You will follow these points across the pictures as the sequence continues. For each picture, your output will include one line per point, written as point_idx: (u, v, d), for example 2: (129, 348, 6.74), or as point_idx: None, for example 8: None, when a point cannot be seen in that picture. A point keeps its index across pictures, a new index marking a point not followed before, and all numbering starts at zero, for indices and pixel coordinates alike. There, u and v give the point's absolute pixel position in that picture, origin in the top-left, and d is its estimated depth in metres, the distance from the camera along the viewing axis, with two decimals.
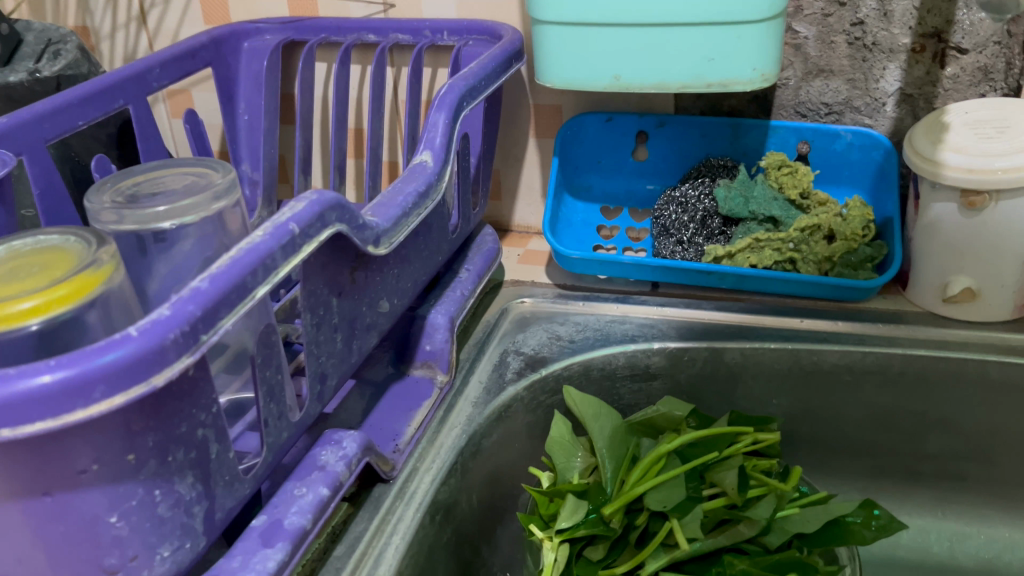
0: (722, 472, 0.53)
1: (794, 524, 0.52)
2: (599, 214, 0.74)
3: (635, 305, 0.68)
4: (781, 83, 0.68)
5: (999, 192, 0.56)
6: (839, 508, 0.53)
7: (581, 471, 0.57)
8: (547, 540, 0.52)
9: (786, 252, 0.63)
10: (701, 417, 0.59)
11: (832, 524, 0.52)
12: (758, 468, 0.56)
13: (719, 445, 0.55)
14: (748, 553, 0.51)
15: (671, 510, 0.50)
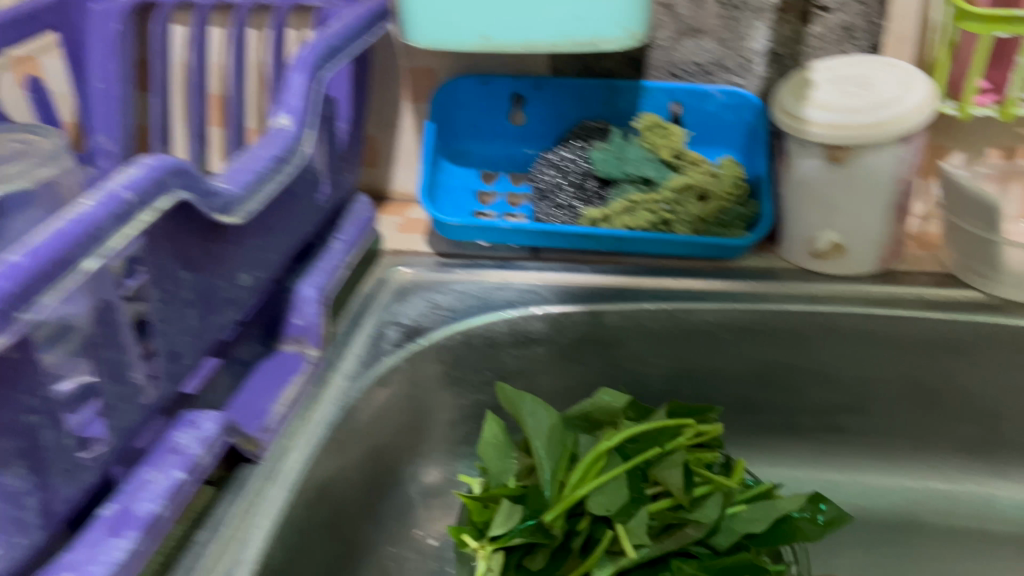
0: (666, 470, 0.51)
1: (741, 524, 0.51)
2: (478, 179, 0.71)
3: (516, 271, 0.67)
4: (654, 44, 0.68)
5: (861, 147, 0.57)
6: (785, 504, 0.52)
7: (518, 473, 0.55)
8: (480, 548, 0.51)
9: (661, 212, 0.64)
10: (640, 407, 0.58)
11: (778, 522, 0.52)
12: (701, 463, 0.54)
13: (661, 439, 0.53)
14: (697, 557, 0.50)
15: (615, 514, 0.49)
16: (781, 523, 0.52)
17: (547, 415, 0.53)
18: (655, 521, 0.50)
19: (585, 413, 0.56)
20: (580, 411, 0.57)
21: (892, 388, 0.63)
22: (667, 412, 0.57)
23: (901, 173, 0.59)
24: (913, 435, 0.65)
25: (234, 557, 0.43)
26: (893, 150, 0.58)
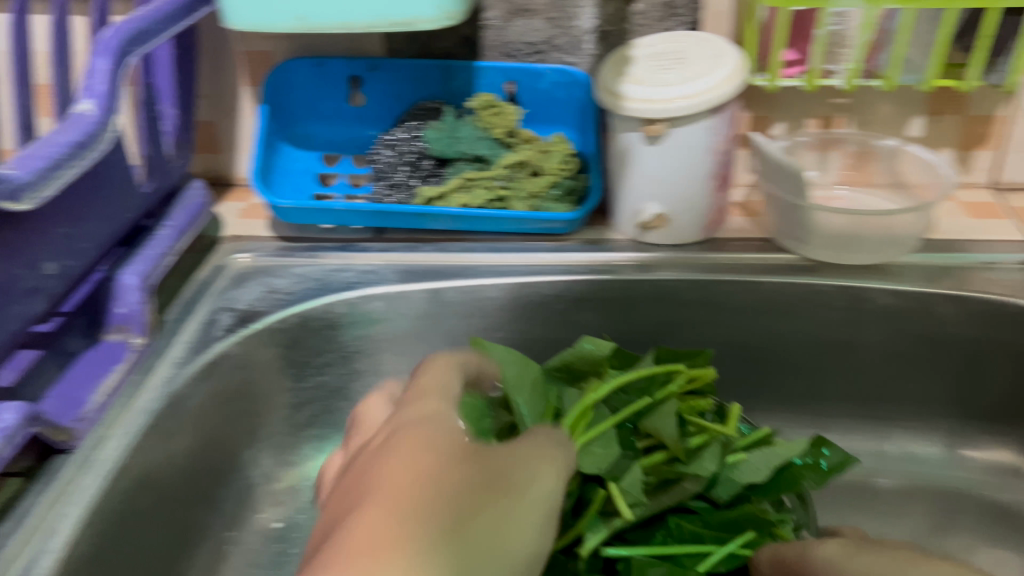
0: (659, 420, 0.50)
1: (741, 474, 0.53)
2: (320, 161, 0.71)
3: (356, 253, 0.67)
4: (485, 24, 0.69)
5: (675, 120, 0.60)
6: (787, 451, 0.53)
7: None
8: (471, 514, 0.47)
9: (496, 190, 0.65)
10: (624, 355, 0.56)
11: (780, 470, 0.53)
12: (693, 411, 0.54)
13: (652, 389, 0.53)
14: (697, 510, 0.52)
15: (608, 473, 0.48)
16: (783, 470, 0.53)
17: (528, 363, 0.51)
18: (650, 476, 0.50)
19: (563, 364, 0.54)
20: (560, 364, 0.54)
21: (718, 351, 0.66)
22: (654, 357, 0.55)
23: (714, 143, 0.62)
24: (741, 395, 0.68)
25: (38, 547, 0.43)
26: (704, 122, 0.60)
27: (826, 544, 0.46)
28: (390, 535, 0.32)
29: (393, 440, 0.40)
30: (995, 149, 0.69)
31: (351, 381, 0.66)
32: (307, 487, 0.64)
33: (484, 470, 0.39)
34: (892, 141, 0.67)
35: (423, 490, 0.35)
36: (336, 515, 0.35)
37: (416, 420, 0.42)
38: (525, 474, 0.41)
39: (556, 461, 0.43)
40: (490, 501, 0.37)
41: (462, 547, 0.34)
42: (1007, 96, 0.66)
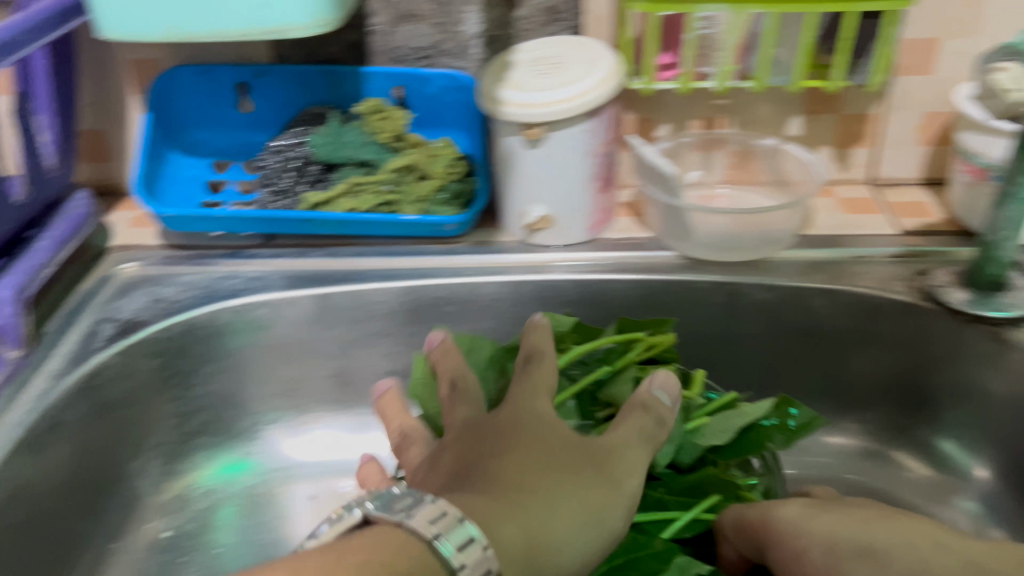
0: (618, 389, 0.55)
1: (704, 438, 0.54)
2: (209, 168, 0.72)
3: (244, 260, 0.67)
4: (372, 30, 0.69)
5: (552, 123, 0.61)
6: (751, 412, 0.55)
7: None
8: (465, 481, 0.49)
9: (383, 194, 0.65)
10: (587, 328, 0.59)
11: (744, 430, 0.55)
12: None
13: (610, 358, 0.58)
14: (661, 477, 0.53)
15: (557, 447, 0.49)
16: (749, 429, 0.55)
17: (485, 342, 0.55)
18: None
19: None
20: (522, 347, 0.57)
21: None
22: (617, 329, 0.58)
23: (593, 146, 0.63)
24: None
25: None
26: (581, 125, 0.62)
27: (788, 506, 0.45)
28: (513, 491, 0.36)
29: (521, 405, 0.44)
30: (870, 145, 0.72)
31: (241, 387, 0.66)
32: (197, 495, 0.65)
33: (597, 444, 0.43)
34: (771, 140, 0.70)
35: (550, 460, 0.39)
36: (472, 457, 0.40)
37: (523, 391, 0.45)
38: (626, 452, 0.43)
39: (659, 422, 0.47)
40: (590, 478, 0.40)
41: (577, 512, 0.38)
42: (877, 94, 0.69)
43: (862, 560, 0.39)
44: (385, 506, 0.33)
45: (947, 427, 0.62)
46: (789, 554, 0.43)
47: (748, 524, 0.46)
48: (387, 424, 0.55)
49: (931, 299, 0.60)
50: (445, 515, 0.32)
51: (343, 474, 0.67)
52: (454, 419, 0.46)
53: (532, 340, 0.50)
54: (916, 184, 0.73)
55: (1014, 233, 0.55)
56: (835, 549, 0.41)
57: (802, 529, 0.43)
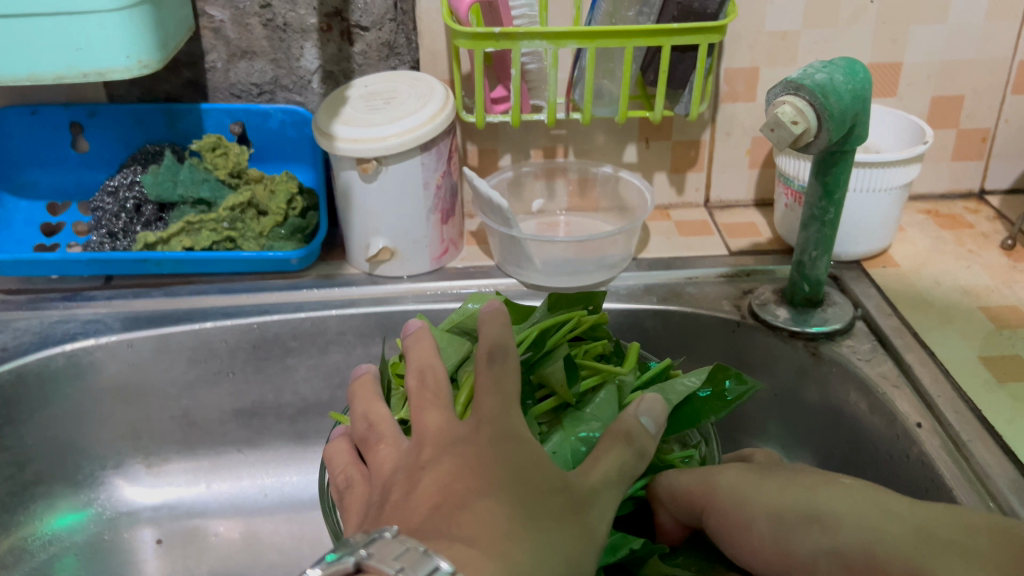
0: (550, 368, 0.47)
1: None
2: (44, 211, 0.70)
3: (82, 302, 0.66)
4: (210, 67, 0.69)
5: (384, 157, 0.62)
6: (685, 385, 0.48)
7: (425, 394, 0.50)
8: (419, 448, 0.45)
9: (222, 231, 0.65)
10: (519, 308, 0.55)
11: (681, 404, 0.48)
12: (590, 354, 0.51)
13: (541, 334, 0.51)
14: None
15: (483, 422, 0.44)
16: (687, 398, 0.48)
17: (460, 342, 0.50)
18: (545, 427, 0.46)
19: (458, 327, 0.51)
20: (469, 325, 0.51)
21: None
22: (548, 306, 0.52)
23: (430, 178, 0.64)
24: None
25: None
26: (416, 158, 0.63)
27: (728, 470, 0.42)
28: (502, 544, 0.33)
29: (501, 427, 0.38)
30: (703, 170, 0.75)
31: (81, 432, 0.65)
32: (35, 547, 0.62)
33: (580, 482, 0.38)
34: (607, 168, 0.72)
35: (532, 500, 0.36)
36: (456, 487, 0.35)
37: (498, 405, 0.39)
38: (608, 491, 0.39)
39: (639, 457, 0.41)
40: (566, 523, 0.36)
41: (560, 565, 0.35)
42: (705, 121, 0.72)
43: (809, 530, 0.38)
44: (377, 553, 0.32)
45: (770, 435, 0.64)
46: (731, 521, 0.40)
47: (684, 492, 0.42)
48: (355, 412, 0.45)
49: (754, 316, 0.62)
50: (433, 564, 0.31)
51: (191, 515, 0.66)
52: (426, 427, 0.40)
53: (485, 333, 0.41)
54: (749, 206, 0.77)
55: (822, 253, 0.58)
56: (782, 520, 0.39)
57: (748, 496, 0.40)
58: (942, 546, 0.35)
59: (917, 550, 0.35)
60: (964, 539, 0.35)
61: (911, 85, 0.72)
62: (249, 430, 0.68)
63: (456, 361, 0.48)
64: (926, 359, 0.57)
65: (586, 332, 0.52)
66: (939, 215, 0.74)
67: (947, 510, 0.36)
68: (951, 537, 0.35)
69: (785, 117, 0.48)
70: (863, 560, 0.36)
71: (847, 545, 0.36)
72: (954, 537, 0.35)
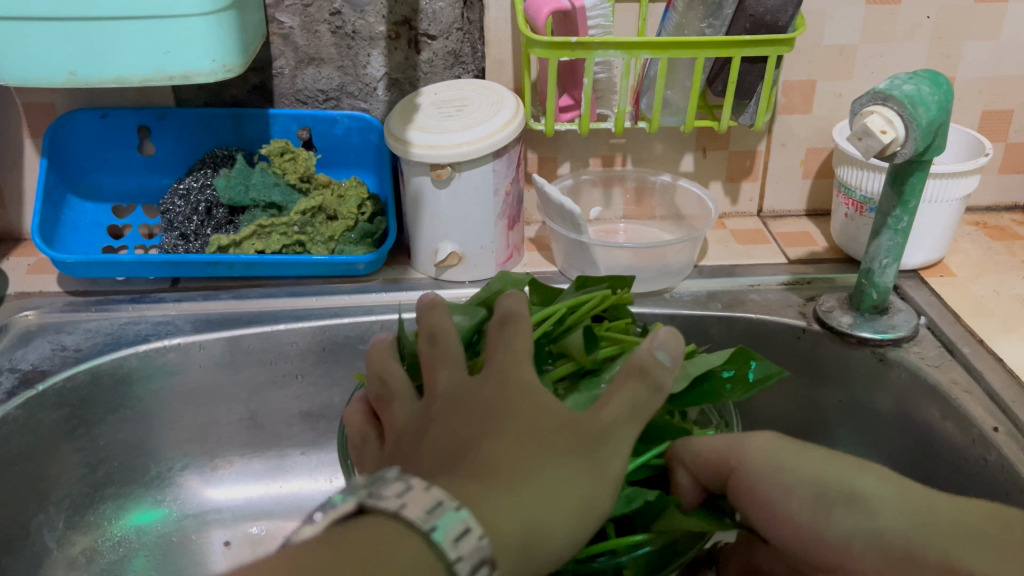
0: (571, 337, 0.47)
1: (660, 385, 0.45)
2: (110, 213, 0.71)
3: (150, 303, 0.66)
4: (277, 73, 0.69)
5: (459, 163, 0.62)
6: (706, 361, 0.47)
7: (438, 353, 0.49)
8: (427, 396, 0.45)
9: (293, 235, 0.66)
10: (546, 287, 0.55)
11: (702, 380, 0.47)
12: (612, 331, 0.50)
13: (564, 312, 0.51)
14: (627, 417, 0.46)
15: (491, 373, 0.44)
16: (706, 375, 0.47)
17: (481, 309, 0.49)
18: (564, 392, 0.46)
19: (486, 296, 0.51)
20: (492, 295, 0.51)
21: None
22: (577, 285, 0.53)
23: (500, 185, 0.65)
24: None
25: None
26: (488, 165, 0.64)
27: (760, 434, 0.40)
28: (504, 482, 0.34)
29: (506, 373, 0.38)
30: (758, 180, 0.76)
31: (150, 435, 0.65)
32: (106, 547, 0.62)
33: (587, 422, 0.38)
34: (665, 176, 0.74)
35: (535, 442, 0.36)
36: (461, 436, 0.36)
37: (506, 357, 0.39)
38: (625, 427, 0.38)
39: (654, 391, 0.40)
40: (575, 463, 0.36)
41: (567, 506, 0.35)
42: (762, 132, 0.73)
43: (846, 509, 0.36)
44: (380, 494, 0.31)
45: (836, 441, 0.65)
46: (761, 484, 0.38)
47: (714, 448, 0.41)
48: (369, 372, 0.44)
49: (819, 322, 0.63)
50: (436, 504, 0.30)
51: (258, 517, 0.67)
52: (435, 385, 0.39)
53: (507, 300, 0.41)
54: (801, 216, 0.78)
55: (891, 260, 0.60)
56: (824, 494, 0.37)
57: (787, 463, 0.38)
58: (978, 540, 0.34)
59: (954, 545, 0.34)
60: (994, 532, 0.35)
61: (963, 100, 0.73)
62: (316, 432, 0.68)
63: (469, 326, 0.47)
64: (995, 365, 0.58)
65: (609, 313, 0.52)
66: (987, 226, 0.76)
67: (975, 506, 0.36)
68: (983, 529, 0.35)
69: (874, 126, 0.49)
70: (904, 549, 0.35)
71: (890, 530, 0.35)
72: (988, 531, 0.35)
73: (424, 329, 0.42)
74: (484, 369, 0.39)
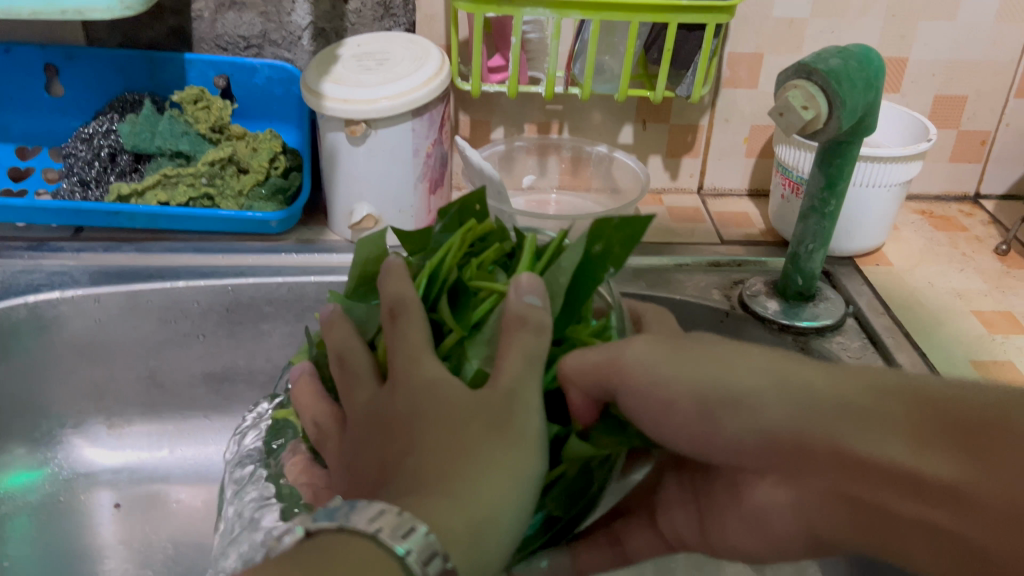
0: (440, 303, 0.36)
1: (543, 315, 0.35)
2: (13, 155, 0.67)
3: (48, 253, 0.62)
4: (196, 15, 0.66)
5: (374, 121, 0.59)
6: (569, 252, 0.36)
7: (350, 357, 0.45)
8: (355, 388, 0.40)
9: (201, 187, 0.62)
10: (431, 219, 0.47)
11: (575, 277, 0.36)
12: (487, 265, 0.39)
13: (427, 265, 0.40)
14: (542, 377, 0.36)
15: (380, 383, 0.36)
16: (583, 265, 0.36)
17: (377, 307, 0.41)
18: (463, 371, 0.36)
19: (361, 273, 0.40)
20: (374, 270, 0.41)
21: None
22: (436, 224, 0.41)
23: (421, 145, 0.62)
24: None
25: None
26: (407, 124, 0.60)
27: (637, 343, 0.33)
28: (440, 493, 0.30)
29: (409, 377, 0.33)
30: (699, 156, 0.73)
31: (41, 391, 0.62)
32: None
33: (486, 396, 0.32)
34: (602, 147, 0.70)
35: (451, 429, 0.31)
36: (388, 459, 0.32)
37: (407, 358, 0.34)
38: (531, 381, 0.33)
39: (538, 332, 0.34)
40: (499, 441, 0.32)
41: (508, 480, 0.31)
42: (705, 106, 0.70)
43: (730, 417, 0.31)
44: (323, 516, 0.29)
45: None
46: (648, 403, 0.33)
47: (585, 369, 0.33)
48: (303, 417, 0.42)
49: (744, 307, 0.61)
50: (382, 512, 0.28)
51: (153, 480, 0.64)
52: (355, 406, 0.36)
53: (390, 284, 0.36)
54: (742, 195, 0.75)
55: (818, 246, 0.57)
56: (709, 403, 0.31)
57: (664, 377, 0.32)
58: (863, 425, 0.28)
59: (836, 429, 0.28)
60: (881, 407, 0.28)
61: (915, 82, 0.70)
62: (219, 395, 0.66)
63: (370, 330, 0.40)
64: (918, 360, 0.56)
65: (478, 244, 0.41)
66: (933, 216, 0.74)
67: (870, 372, 0.29)
68: (867, 405, 0.28)
69: (796, 101, 0.46)
70: (793, 444, 0.29)
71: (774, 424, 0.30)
72: (872, 407, 0.28)
73: (332, 350, 0.39)
74: (394, 384, 0.34)
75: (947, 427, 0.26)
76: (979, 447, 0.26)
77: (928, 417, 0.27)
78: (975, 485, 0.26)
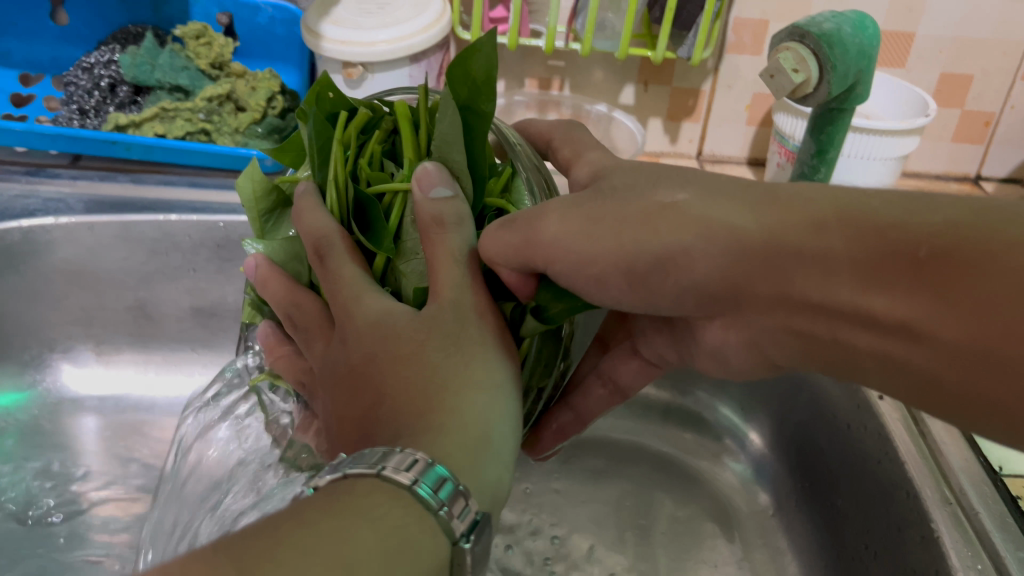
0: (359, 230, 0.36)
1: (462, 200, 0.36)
2: (15, 81, 0.66)
3: (45, 179, 0.63)
4: None
5: (372, 64, 0.60)
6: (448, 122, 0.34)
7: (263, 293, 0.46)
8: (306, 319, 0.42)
9: (197, 121, 0.63)
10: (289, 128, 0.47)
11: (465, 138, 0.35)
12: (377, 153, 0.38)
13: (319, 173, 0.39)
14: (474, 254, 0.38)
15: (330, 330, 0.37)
16: (462, 114, 0.34)
17: (294, 236, 0.41)
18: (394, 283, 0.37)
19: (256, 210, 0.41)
20: (268, 205, 0.41)
21: None
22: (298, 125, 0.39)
23: None
24: None
25: None
26: (404, 69, 0.61)
27: (552, 214, 0.32)
28: (422, 428, 0.29)
29: (360, 321, 0.33)
30: (700, 122, 0.73)
31: (32, 314, 0.63)
32: None
33: (432, 317, 0.32)
34: (601, 107, 0.70)
35: (410, 365, 0.31)
36: (359, 411, 0.31)
37: (350, 291, 0.34)
38: (463, 286, 0.33)
39: (459, 224, 0.34)
40: (463, 367, 0.31)
41: (482, 401, 0.31)
42: (707, 71, 0.70)
43: (664, 276, 0.31)
44: (325, 471, 0.28)
45: (730, 396, 0.64)
46: (581, 282, 0.33)
47: (507, 251, 0.33)
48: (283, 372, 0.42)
49: None
50: (382, 451, 0.28)
51: (138, 410, 0.66)
52: (323, 357, 0.36)
53: (305, 220, 0.36)
54: (742, 163, 0.75)
55: None
56: (638, 268, 0.31)
57: (587, 253, 0.32)
58: (809, 265, 0.29)
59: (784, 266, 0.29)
60: (820, 247, 0.28)
61: (921, 58, 0.69)
62: (208, 330, 0.67)
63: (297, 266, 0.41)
64: None
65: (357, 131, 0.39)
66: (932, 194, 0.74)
67: (798, 199, 0.29)
68: (809, 245, 0.28)
69: (786, 64, 0.46)
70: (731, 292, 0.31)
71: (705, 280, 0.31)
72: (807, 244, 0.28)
73: (280, 312, 0.39)
74: (344, 336, 0.34)
75: (890, 260, 0.27)
76: (928, 280, 0.27)
77: (871, 248, 0.27)
78: (926, 320, 0.27)
